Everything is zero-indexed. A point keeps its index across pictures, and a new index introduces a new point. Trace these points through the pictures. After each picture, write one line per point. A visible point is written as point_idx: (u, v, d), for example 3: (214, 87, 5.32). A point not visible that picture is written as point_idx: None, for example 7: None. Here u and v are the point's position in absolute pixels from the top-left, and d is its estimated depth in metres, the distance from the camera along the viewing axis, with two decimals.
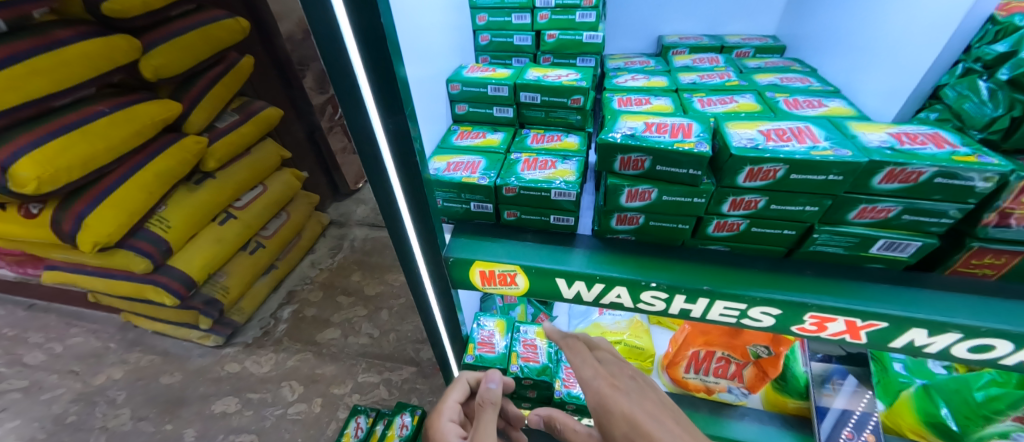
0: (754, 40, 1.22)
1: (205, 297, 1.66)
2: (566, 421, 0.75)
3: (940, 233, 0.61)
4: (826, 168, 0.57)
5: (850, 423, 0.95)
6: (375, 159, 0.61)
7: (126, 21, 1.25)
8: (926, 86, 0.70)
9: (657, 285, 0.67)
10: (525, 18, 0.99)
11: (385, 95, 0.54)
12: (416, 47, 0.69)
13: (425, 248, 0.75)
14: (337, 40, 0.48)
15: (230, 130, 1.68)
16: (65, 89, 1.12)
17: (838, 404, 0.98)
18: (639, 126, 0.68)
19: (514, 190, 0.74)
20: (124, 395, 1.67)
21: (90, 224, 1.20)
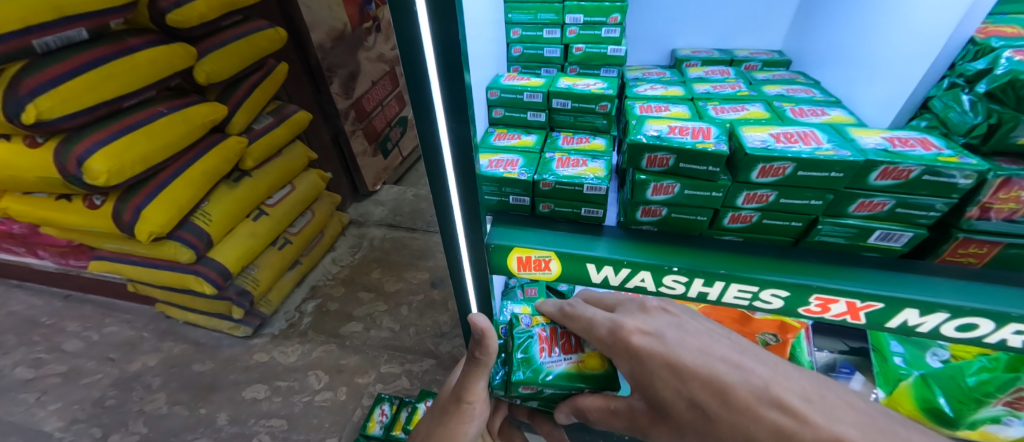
0: (762, 54, 1.32)
1: (239, 288, 1.76)
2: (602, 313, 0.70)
3: (927, 224, 0.70)
4: (830, 166, 0.66)
5: None
6: (435, 150, 0.72)
7: (185, 31, 1.36)
8: (917, 97, 0.80)
9: (678, 269, 0.76)
10: (555, 32, 1.10)
11: (452, 98, 0.65)
12: None
13: (469, 234, 0.85)
14: (419, 52, 0.59)
15: (267, 131, 1.79)
16: (133, 91, 1.23)
17: None
18: (663, 129, 0.77)
19: (550, 184, 0.83)
20: (159, 381, 1.76)
21: (147, 215, 1.30)
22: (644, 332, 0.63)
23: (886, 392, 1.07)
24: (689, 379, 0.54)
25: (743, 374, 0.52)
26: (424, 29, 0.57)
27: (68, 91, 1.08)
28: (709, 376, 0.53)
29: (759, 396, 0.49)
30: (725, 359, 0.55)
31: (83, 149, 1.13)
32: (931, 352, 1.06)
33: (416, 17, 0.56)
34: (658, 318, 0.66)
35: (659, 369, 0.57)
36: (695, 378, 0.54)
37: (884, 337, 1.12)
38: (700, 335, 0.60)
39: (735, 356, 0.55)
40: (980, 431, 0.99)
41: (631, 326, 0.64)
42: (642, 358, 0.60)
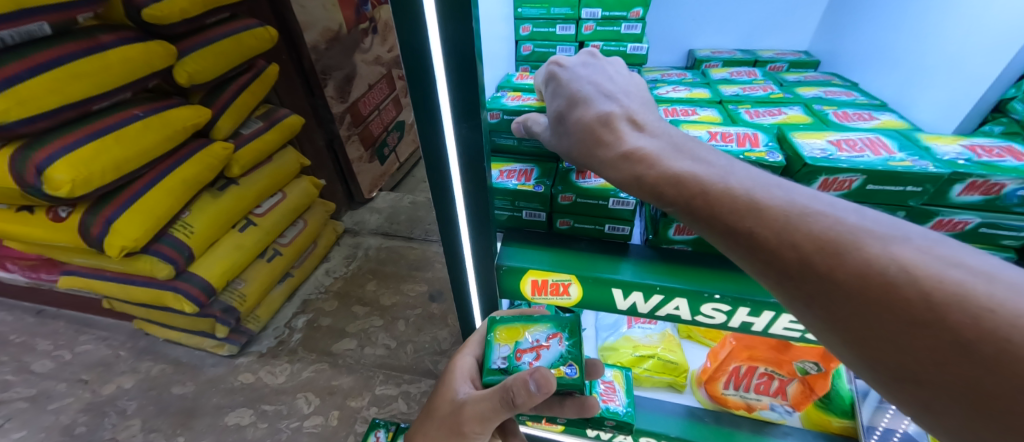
0: (788, 54, 1.23)
1: (223, 306, 1.63)
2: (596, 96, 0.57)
3: (1016, 246, 0.60)
4: (907, 179, 0.56)
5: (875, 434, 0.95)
6: (441, 161, 0.61)
7: (165, 28, 1.25)
8: (989, 100, 0.71)
9: (721, 297, 0.66)
10: (569, 28, 1.01)
11: (462, 103, 0.55)
12: None
13: (478, 257, 0.75)
14: (425, 47, 0.49)
15: (256, 137, 1.67)
16: (104, 93, 1.12)
17: (862, 416, 0.99)
18: (704, 136, 0.68)
19: (570, 198, 0.73)
20: (135, 405, 1.63)
21: (118, 228, 1.18)
22: (637, 152, 0.49)
23: None
24: (660, 184, 0.47)
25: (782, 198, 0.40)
26: (431, 18, 0.47)
27: (27, 92, 0.96)
28: (706, 188, 0.44)
29: (773, 198, 0.40)
30: (724, 173, 0.45)
31: (44, 157, 1.01)
32: None
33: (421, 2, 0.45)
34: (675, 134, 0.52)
35: (638, 168, 0.49)
36: (695, 179, 0.45)
37: None
38: (708, 158, 0.47)
39: (731, 166, 0.46)
40: None
41: (603, 121, 0.53)
42: (626, 156, 0.50)
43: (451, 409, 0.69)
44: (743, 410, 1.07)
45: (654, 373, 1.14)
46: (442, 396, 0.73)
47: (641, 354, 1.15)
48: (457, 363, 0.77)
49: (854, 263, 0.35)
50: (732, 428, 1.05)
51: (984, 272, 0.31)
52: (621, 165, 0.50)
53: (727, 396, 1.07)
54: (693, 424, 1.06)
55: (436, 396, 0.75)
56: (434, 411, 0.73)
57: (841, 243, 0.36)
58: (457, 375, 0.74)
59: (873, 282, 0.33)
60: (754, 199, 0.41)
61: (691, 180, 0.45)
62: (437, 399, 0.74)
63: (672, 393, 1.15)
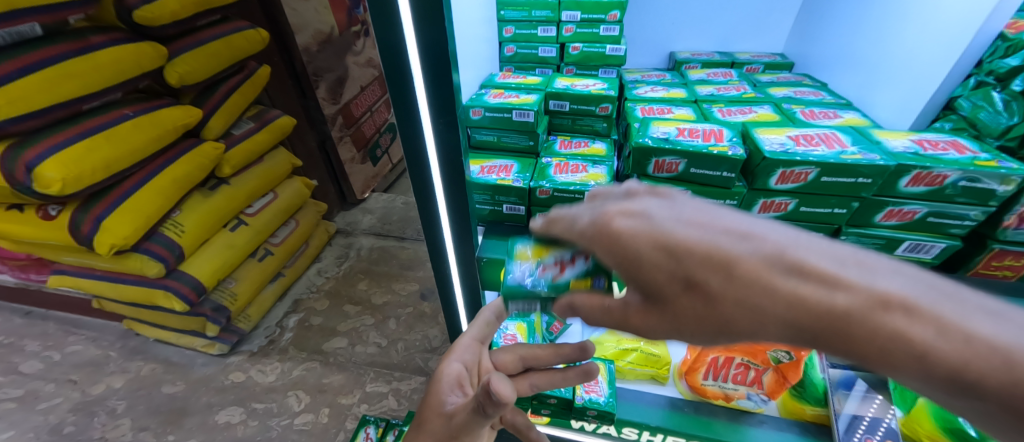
0: (763, 57, 1.27)
1: (214, 304, 1.64)
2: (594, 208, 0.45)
3: (962, 235, 0.64)
4: (857, 171, 0.60)
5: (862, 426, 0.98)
6: (420, 158, 0.64)
7: (156, 29, 1.27)
8: (940, 98, 0.75)
9: None
10: (551, 30, 1.05)
11: (438, 99, 0.57)
12: None
13: (459, 252, 0.77)
14: (402, 49, 0.52)
15: (246, 137, 1.69)
16: (95, 92, 1.14)
17: (847, 408, 1.02)
18: (672, 132, 0.71)
19: (547, 192, 0.76)
20: (124, 405, 1.63)
21: (108, 226, 1.20)
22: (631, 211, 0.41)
23: (904, 412, 1.00)
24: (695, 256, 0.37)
25: (801, 275, 0.35)
26: (406, 22, 0.50)
27: (18, 90, 0.98)
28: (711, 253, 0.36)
29: (773, 265, 0.35)
30: (715, 226, 0.38)
31: (34, 155, 1.03)
32: None
33: (397, 8, 0.49)
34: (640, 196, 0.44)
35: (643, 243, 0.39)
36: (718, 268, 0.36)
37: None
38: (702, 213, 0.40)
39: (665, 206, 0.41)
40: None
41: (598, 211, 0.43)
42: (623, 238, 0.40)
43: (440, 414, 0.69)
44: (721, 400, 1.11)
45: (637, 366, 1.17)
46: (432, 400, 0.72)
47: (624, 348, 1.18)
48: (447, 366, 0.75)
49: (884, 339, 0.32)
50: (710, 417, 1.09)
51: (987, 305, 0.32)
52: (642, 261, 0.39)
53: (706, 387, 1.11)
54: (674, 414, 1.10)
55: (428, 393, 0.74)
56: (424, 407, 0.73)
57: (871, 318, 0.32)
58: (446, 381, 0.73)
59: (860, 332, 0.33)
60: (781, 286, 0.35)
61: (714, 256, 0.36)
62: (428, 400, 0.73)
63: (655, 385, 1.19)
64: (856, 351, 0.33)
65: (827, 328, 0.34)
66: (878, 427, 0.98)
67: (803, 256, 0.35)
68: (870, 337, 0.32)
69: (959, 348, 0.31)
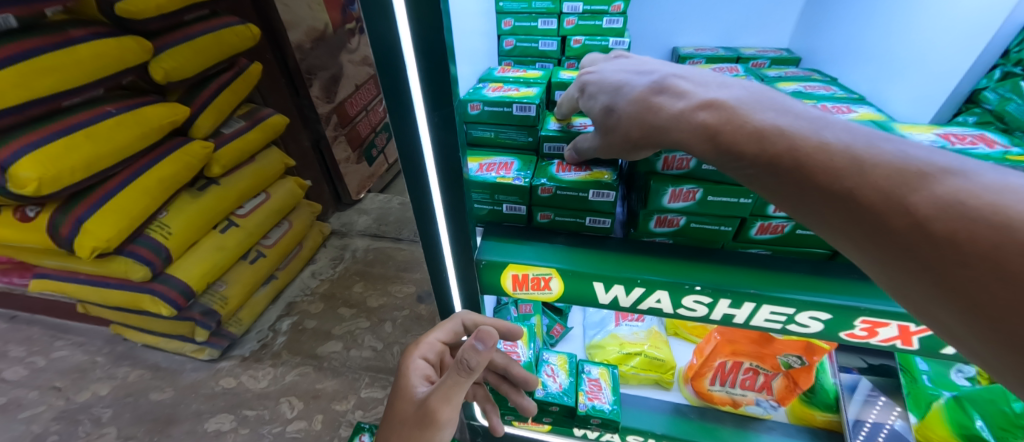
0: (769, 52, 1.23)
1: (203, 308, 1.60)
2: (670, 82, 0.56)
3: None
4: None
5: (863, 432, 0.97)
6: (415, 155, 0.60)
7: (140, 23, 1.23)
8: (963, 91, 0.72)
9: (701, 289, 0.65)
10: (551, 22, 1.03)
11: (434, 92, 0.53)
12: None
13: (457, 254, 0.73)
14: (395, 38, 0.48)
15: (237, 136, 1.64)
16: (74, 88, 1.09)
17: (851, 413, 1.00)
18: None
19: (550, 190, 0.72)
20: (110, 413, 1.58)
21: (90, 228, 1.15)
22: (681, 115, 0.51)
23: (917, 417, 0.96)
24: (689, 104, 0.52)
25: (845, 136, 0.41)
26: (400, 9, 0.46)
27: None
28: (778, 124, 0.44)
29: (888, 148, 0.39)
30: (786, 114, 0.46)
31: (9, 153, 0.98)
32: (955, 369, 0.98)
33: None
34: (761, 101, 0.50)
35: (710, 117, 0.48)
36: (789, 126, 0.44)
37: (909, 355, 1.01)
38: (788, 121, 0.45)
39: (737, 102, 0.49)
40: None
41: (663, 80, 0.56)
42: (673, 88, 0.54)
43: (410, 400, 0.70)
44: (729, 406, 1.07)
45: (641, 371, 1.13)
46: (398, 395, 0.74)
47: (628, 352, 1.14)
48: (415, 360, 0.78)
49: (899, 186, 0.36)
50: (717, 423, 1.06)
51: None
52: (679, 122, 0.51)
53: (713, 392, 1.07)
54: (679, 420, 1.07)
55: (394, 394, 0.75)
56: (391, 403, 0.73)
57: (886, 171, 0.37)
58: (412, 374, 0.75)
59: (879, 198, 0.36)
60: (810, 140, 0.42)
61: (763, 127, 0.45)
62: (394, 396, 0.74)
63: (660, 390, 1.15)
64: (840, 203, 0.38)
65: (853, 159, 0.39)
66: (878, 432, 0.96)
67: (826, 143, 0.41)
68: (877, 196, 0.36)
69: (968, 214, 0.32)
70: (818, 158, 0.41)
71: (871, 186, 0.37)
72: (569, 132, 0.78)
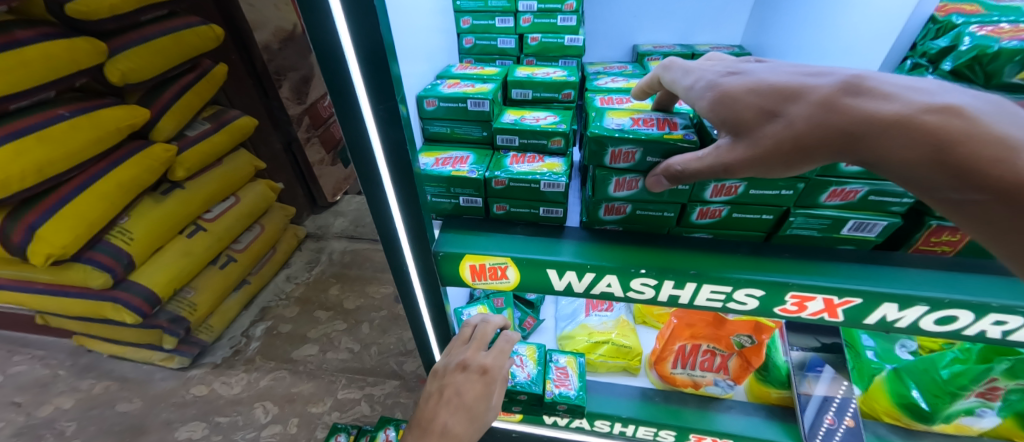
0: (723, 48, 1.29)
1: (171, 315, 1.57)
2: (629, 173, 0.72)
3: (902, 212, 0.65)
4: None
5: (832, 409, 1.00)
6: (365, 151, 0.62)
7: (93, 24, 1.21)
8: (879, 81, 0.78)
9: (646, 272, 0.69)
10: (508, 21, 1.04)
11: (377, 84, 0.55)
12: (403, 46, 0.73)
13: (414, 246, 0.75)
14: (333, 35, 0.50)
15: (202, 138, 1.62)
16: (23, 91, 1.06)
17: (819, 391, 1.03)
18: (626, 122, 0.69)
19: (503, 182, 0.75)
20: (74, 426, 1.54)
21: (44, 235, 1.12)
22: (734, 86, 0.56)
23: (862, 389, 1.05)
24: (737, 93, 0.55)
25: (882, 89, 0.46)
26: (336, 8, 0.48)
27: None
28: (785, 86, 0.52)
29: (844, 91, 0.48)
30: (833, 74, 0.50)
31: None
32: (899, 344, 1.06)
33: None
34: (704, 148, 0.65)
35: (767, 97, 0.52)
36: (790, 98, 0.51)
37: (854, 331, 1.09)
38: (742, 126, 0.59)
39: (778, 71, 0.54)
40: (955, 424, 0.99)
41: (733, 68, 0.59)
42: (728, 95, 0.55)
43: (485, 426, 0.78)
44: (691, 387, 1.12)
45: (609, 358, 1.17)
46: (468, 415, 0.75)
47: (596, 341, 1.17)
48: (486, 381, 0.79)
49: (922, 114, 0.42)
50: (679, 405, 1.10)
51: (1008, 109, 0.40)
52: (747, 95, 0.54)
53: (675, 375, 1.11)
54: (646, 404, 1.10)
55: (466, 411, 0.75)
56: (468, 422, 0.75)
57: (900, 102, 0.44)
58: (483, 395, 0.78)
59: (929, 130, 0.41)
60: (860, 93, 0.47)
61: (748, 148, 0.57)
62: (466, 417, 0.75)
63: (627, 376, 1.19)
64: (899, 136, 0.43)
65: (830, 121, 0.47)
66: (847, 406, 1.00)
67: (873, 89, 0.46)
68: (933, 134, 0.41)
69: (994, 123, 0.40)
70: (870, 109, 0.45)
71: (929, 128, 0.41)
72: (521, 125, 0.81)
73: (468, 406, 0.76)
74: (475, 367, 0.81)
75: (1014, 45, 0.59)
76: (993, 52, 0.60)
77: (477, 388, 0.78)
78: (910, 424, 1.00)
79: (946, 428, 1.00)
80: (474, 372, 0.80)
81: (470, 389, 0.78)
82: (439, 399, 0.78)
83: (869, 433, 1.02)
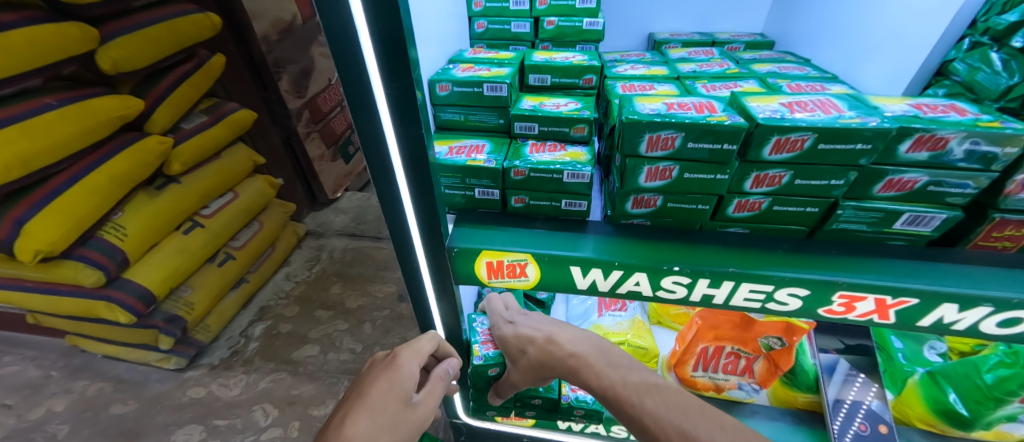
0: (744, 36, 1.23)
1: (166, 315, 1.51)
2: (502, 318, 0.92)
3: (962, 204, 0.60)
4: (857, 136, 0.55)
5: (841, 412, 0.96)
6: (376, 136, 0.55)
7: (82, 8, 1.15)
8: (934, 62, 0.70)
9: (679, 270, 0.63)
10: (523, 4, 0.98)
11: (389, 60, 0.48)
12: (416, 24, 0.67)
13: (427, 241, 0.69)
14: (342, 3, 0.43)
15: (198, 131, 1.56)
16: (7, 78, 1.00)
17: (828, 393, 0.99)
18: (660, 107, 0.63)
19: (523, 173, 0.69)
20: (66, 429, 1.48)
21: (31, 231, 1.06)
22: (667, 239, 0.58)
23: (893, 394, 1.00)
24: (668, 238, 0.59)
25: None
26: None
27: None
28: None
29: None
30: None
31: None
32: (929, 345, 1.01)
33: None
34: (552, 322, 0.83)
35: None
36: None
37: (885, 333, 1.04)
38: (578, 339, 0.78)
39: None
40: (995, 431, 0.93)
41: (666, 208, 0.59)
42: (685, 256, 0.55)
43: (398, 419, 0.62)
44: (712, 391, 1.07)
45: None
46: (374, 409, 0.61)
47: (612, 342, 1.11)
48: (394, 369, 0.68)
49: None
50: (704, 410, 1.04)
51: None
52: None
53: (696, 378, 1.06)
54: None
55: (366, 403, 0.62)
56: (370, 416, 0.60)
57: None
58: (390, 385, 0.65)
59: None
60: None
61: (573, 363, 0.74)
62: (366, 410, 0.61)
63: None
64: None
65: None
66: (858, 411, 0.97)
67: None
68: None
69: None
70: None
71: None
72: (540, 112, 0.75)
73: (378, 402, 0.63)
74: (380, 367, 0.70)
75: None
76: None
77: (388, 376, 0.67)
78: (947, 430, 0.96)
79: (986, 436, 0.95)
80: (386, 364, 0.70)
81: (382, 384, 0.66)
82: (336, 410, 0.63)
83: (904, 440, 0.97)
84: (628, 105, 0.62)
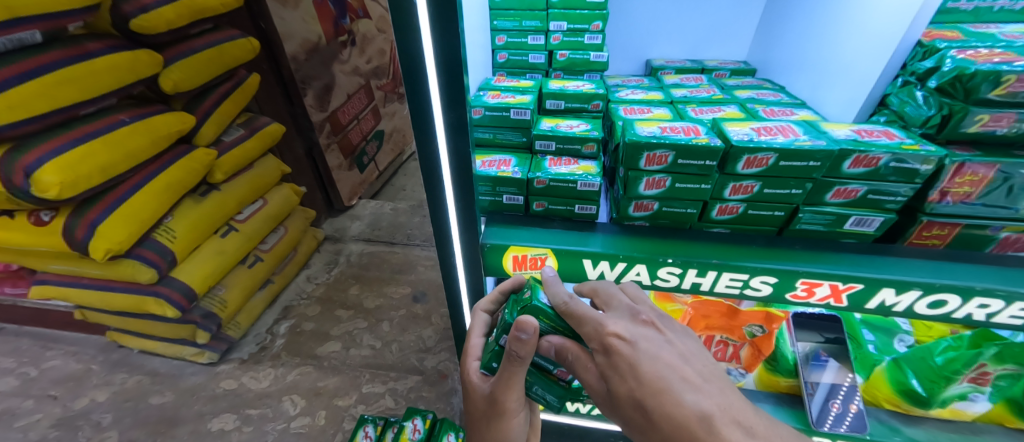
0: (729, 64, 1.41)
1: (204, 311, 1.65)
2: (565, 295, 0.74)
3: (896, 209, 0.75)
4: (808, 156, 0.70)
5: (838, 396, 1.05)
6: (431, 150, 0.70)
7: (150, 37, 1.31)
8: (876, 94, 0.87)
9: (673, 262, 0.77)
10: (539, 39, 1.15)
11: (450, 92, 0.63)
12: None
13: (464, 236, 0.83)
14: (419, 52, 0.58)
15: (236, 144, 1.71)
16: (91, 99, 1.16)
17: (825, 379, 1.07)
18: (655, 130, 0.78)
19: (544, 182, 0.84)
20: (110, 417, 1.60)
21: (104, 231, 1.21)
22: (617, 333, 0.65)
23: (864, 378, 1.11)
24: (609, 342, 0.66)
25: None
26: (425, 29, 0.56)
27: (19, 96, 1.00)
28: None
29: None
30: None
31: (33, 160, 1.05)
32: (897, 338, 1.12)
33: (417, 17, 0.55)
34: (635, 321, 0.67)
35: None
36: None
37: (856, 325, 1.14)
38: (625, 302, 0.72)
39: None
40: (950, 409, 1.07)
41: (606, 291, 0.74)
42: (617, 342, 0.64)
43: None
44: None
45: None
46: None
47: None
48: None
49: None
50: None
51: None
52: None
53: None
54: None
55: None
56: None
57: None
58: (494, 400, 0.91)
59: None
60: None
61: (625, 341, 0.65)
62: None
63: None
64: None
65: None
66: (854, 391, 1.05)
67: None
68: None
69: None
70: None
71: None
72: (557, 132, 0.91)
73: None
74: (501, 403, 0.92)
75: (988, 67, 0.68)
76: (971, 72, 0.69)
77: None
78: (910, 409, 1.08)
79: (942, 414, 1.08)
80: None
81: None
82: None
83: (873, 418, 1.09)
84: (630, 128, 0.78)
